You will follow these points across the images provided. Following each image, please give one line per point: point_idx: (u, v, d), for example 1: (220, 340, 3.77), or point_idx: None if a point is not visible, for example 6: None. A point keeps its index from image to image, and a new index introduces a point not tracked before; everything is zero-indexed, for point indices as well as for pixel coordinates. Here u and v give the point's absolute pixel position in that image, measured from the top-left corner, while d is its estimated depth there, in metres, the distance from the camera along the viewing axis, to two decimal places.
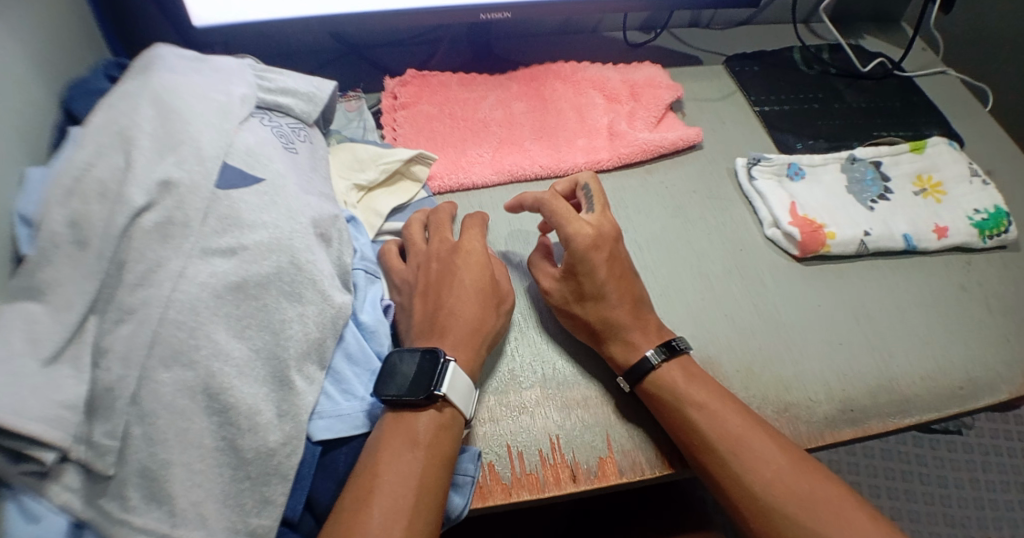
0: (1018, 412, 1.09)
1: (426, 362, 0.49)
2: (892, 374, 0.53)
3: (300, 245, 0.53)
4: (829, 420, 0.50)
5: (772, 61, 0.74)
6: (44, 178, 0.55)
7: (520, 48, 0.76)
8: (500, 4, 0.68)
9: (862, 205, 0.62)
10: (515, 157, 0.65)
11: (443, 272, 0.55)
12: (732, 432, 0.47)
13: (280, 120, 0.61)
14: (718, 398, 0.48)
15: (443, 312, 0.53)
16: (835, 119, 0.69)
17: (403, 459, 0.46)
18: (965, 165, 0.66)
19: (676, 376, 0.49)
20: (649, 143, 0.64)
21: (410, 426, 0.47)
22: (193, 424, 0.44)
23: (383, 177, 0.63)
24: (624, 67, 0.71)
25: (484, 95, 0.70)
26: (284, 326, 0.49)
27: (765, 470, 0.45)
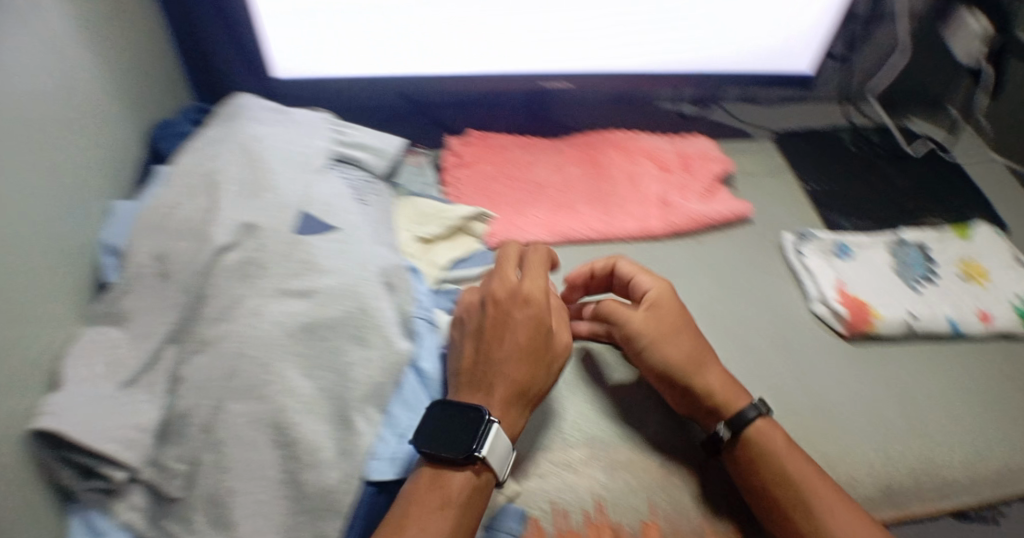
0: None
1: (466, 419, 0.50)
2: (932, 458, 0.54)
3: (369, 293, 0.55)
4: (868, 500, 0.51)
5: (822, 140, 0.76)
6: (132, 210, 0.60)
7: (577, 114, 0.79)
8: (558, 74, 0.72)
9: (908, 288, 0.64)
10: (569, 221, 0.67)
11: (503, 320, 0.55)
12: (792, 510, 0.49)
13: (353, 172, 0.66)
14: (795, 469, 0.50)
15: (491, 371, 0.53)
16: (882, 200, 0.71)
17: (431, 516, 0.47)
18: (1007, 251, 0.67)
19: (742, 458, 0.51)
20: (701, 214, 0.67)
21: (443, 486, 0.49)
22: (258, 457, 0.47)
23: (444, 231, 0.66)
24: (678, 139, 0.74)
25: (541, 158, 0.73)
26: (348, 368, 0.52)
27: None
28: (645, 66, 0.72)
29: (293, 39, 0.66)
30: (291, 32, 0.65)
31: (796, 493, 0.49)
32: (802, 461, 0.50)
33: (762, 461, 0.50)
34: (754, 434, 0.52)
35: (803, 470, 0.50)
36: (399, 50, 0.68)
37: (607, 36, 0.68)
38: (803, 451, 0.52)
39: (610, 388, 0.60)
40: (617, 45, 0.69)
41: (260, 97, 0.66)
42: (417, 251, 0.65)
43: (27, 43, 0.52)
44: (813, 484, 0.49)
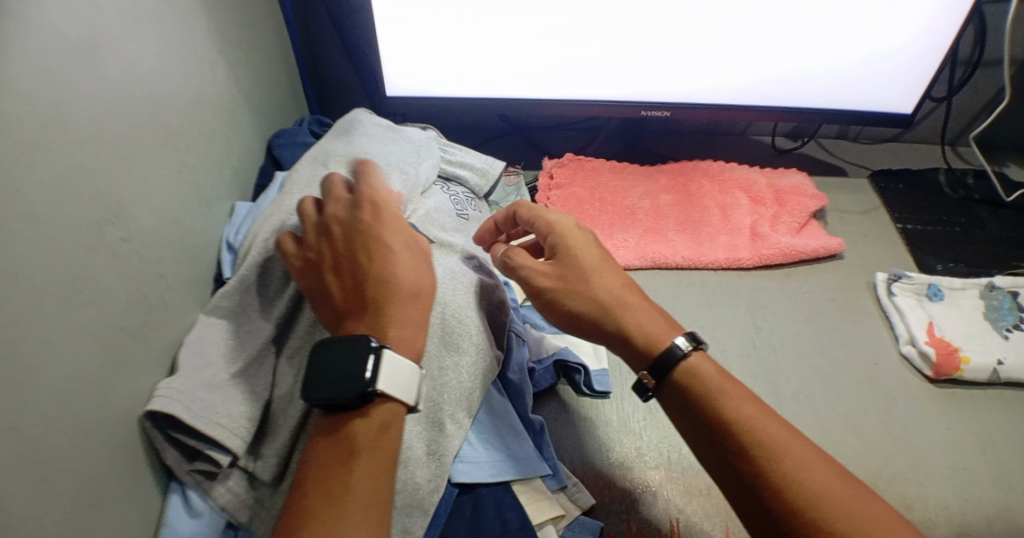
0: None
1: (353, 353, 0.43)
2: (1011, 507, 0.53)
3: (462, 301, 0.57)
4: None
5: (918, 182, 0.76)
6: (248, 213, 0.65)
7: (671, 142, 0.81)
8: (662, 104, 0.74)
9: (1001, 338, 0.63)
10: (658, 246, 0.69)
11: (376, 240, 0.49)
12: (745, 457, 0.42)
13: (458, 190, 0.69)
14: (732, 407, 0.44)
15: (367, 295, 0.47)
16: (976, 246, 0.70)
17: (337, 470, 0.41)
18: None
19: (680, 401, 0.46)
20: (792, 247, 0.68)
21: (348, 433, 0.43)
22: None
23: None
24: (772, 172, 0.75)
25: (633, 185, 0.74)
26: (441, 372, 0.54)
27: (788, 502, 0.40)
28: (742, 98, 0.74)
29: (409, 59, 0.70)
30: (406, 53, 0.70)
31: (739, 435, 0.43)
32: (735, 396, 0.45)
33: (701, 407, 0.45)
34: (686, 377, 0.46)
35: (745, 407, 0.44)
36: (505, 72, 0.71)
37: (644, 50, 0.69)
38: (737, 383, 0.46)
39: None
40: (717, 74, 0.71)
41: (374, 113, 0.70)
42: None
43: (180, 54, 0.57)
44: (758, 421, 0.43)
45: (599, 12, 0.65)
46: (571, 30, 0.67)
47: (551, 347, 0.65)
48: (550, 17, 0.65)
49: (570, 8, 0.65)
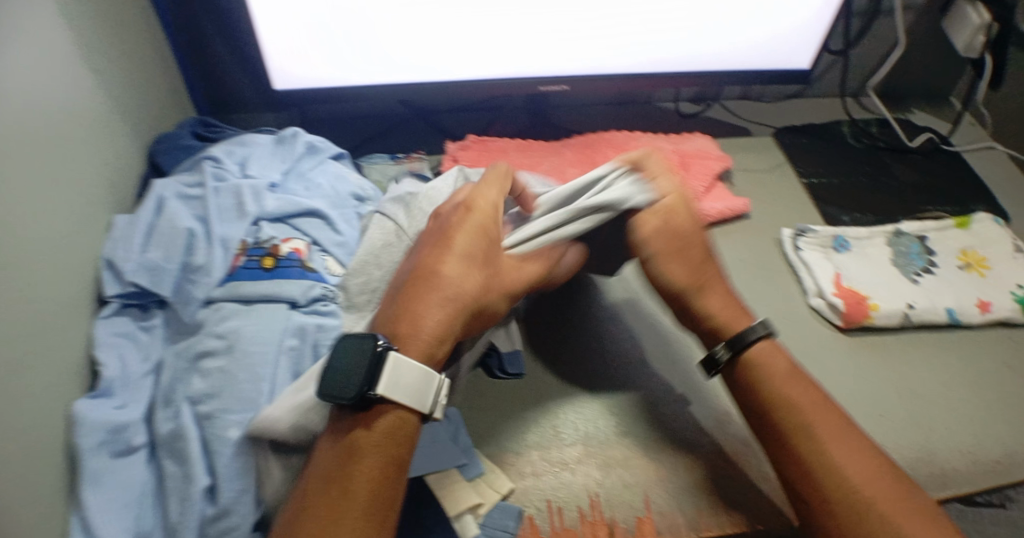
0: None
1: (361, 353, 0.44)
2: (930, 447, 0.53)
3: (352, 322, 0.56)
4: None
5: (823, 136, 0.75)
6: (128, 224, 0.59)
7: (577, 116, 0.78)
8: (559, 78, 0.72)
9: (911, 281, 0.63)
10: None
11: (456, 235, 0.50)
12: (790, 433, 0.48)
13: (343, 170, 0.68)
14: (795, 393, 0.49)
15: (434, 286, 0.48)
16: (884, 194, 0.69)
17: (347, 468, 0.43)
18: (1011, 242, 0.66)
19: (752, 377, 0.51)
20: (699, 211, 0.66)
21: (361, 434, 0.44)
22: (252, 460, 0.49)
23: None
24: (676, 137, 0.73)
25: (540, 162, 0.71)
26: None
27: (819, 472, 0.46)
28: (648, 66, 0.72)
29: (297, 49, 0.66)
30: (293, 44, 0.66)
31: (790, 413, 0.48)
32: (798, 380, 0.50)
33: (762, 383, 0.50)
34: (753, 360, 0.51)
35: (801, 394, 0.49)
36: (403, 55, 0.68)
37: (556, 26, 0.67)
38: (803, 373, 0.51)
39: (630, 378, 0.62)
40: (623, 47, 0.70)
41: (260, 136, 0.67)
42: None
43: (31, 56, 0.52)
44: (809, 405, 0.48)
45: (601, 11, 0.65)
46: (573, 31, 0.67)
47: None
48: (556, 18, 0.66)
49: (572, 7, 0.64)
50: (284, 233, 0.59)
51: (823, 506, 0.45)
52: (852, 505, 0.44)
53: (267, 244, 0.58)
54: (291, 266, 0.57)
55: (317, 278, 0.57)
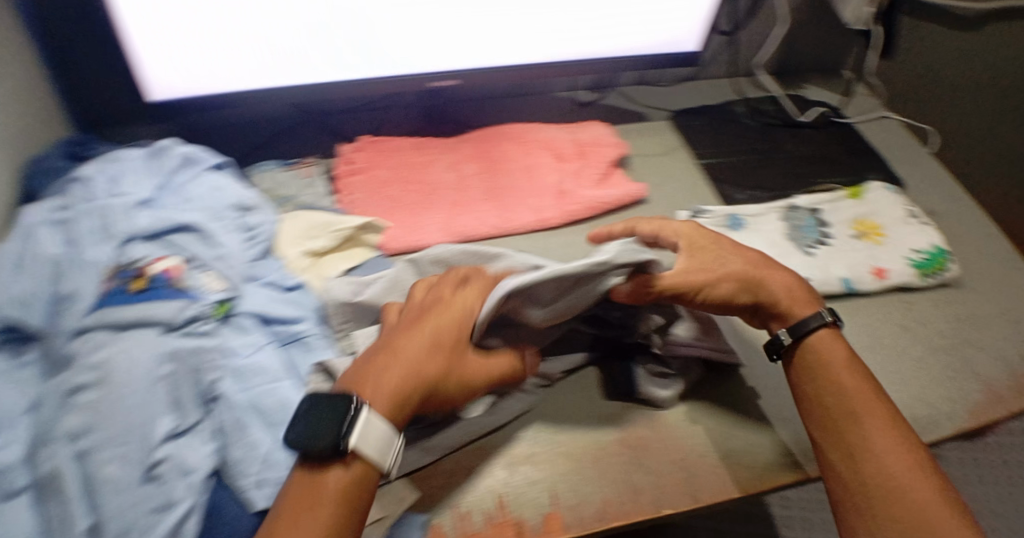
0: (982, 449, 1.08)
1: (333, 408, 0.44)
2: None
3: (236, 343, 0.55)
4: (767, 465, 0.53)
5: (716, 115, 0.75)
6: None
7: (473, 110, 0.77)
8: (447, 72, 0.71)
9: (804, 252, 0.63)
10: (465, 219, 0.65)
11: (431, 316, 0.51)
12: (839, 418, 0.50)
13: (222, 182, 0.65)
14: (843, 376, 0.52)
15: (396, 355, 0.48)
16: (777, 169, 0.70)
17: (316, 510, 0.42)
18: (902, 208, 0.68)
19: (812, 359, 0.53)
20: (596, 200, 0.65)
21: (319, 486, 0.43)
22: (130, 497, 0.46)
23: (335, 242, 0.65)
24: (573, 127, 0.72)
25: (436, 159, 0.71)
26: (233, 416, 0.51)
27: (860, 457, 0.48)
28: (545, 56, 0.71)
29: (194, 60, 0.64)
30: (187, 54, 0.63)
31: (843, 400, 0.51)
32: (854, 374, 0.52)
33: (817, 373, 0.53)
34: (809, 351, 0.54)
35: (852, 382, 0.52)
36: (305, 54, 0.66)
37: (444, 21, 0.66)
38: (859, 367, 0.53)
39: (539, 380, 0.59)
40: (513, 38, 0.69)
41: (132, 155, 0.65)
42: (305, 264, 0.64)
43: None
44: (857, 390, 0.51)
45: (601, 11, 0.67)
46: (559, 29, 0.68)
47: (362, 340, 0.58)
48: (556, 17, 0.67)
49: (570, 7, 0.66)
50: (158, 252, 0.58)
51: (857, 489, 0.47)
52: (886, 493, 0.46)
53: (138, 264, 0.56)
54: (161, 287, 0.55)
55: (189, 297, 0.55)
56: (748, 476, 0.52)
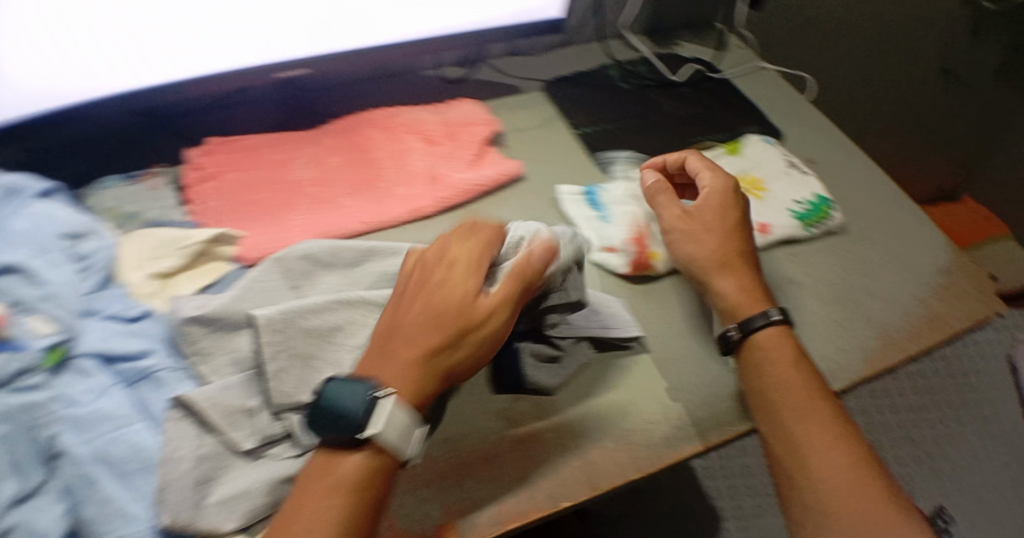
0: (886, 382, 1.14)
1: (354, 395, 0.42)
2: (724, 382, 0.53)
3: (77, 388, 0.49)
4: (667, 440, 0.49)
5: (591, 81, 0.72)
6: None
7: (337, 96, 0.72)
8: (296, 60, 0.64)
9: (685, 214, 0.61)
10: (331, 217, 0.60)
11: (426, 285, 0.48)
12: (788, 418, 0.50)
13: (44, 208, 0.58)
14: (788, 377, 0.51)
15: (396, 339, 0.45)
16: (655, 132, 0.68)
17: (324, 503, 0.40)
18: (780, 157, 0.67)
19: (759, 358, 0.52)
20: (467, 182, 0.62)
21: (331, 473, 0.42)
22: None
23: (183, 260, 0.58)
24: (441, 106, 0.68)
25: (296, 154, 0.65)
26: (83, 469, 0.45)
27: (807, 456, 0.49)
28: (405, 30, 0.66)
29: (58, 69, 0.54)
30: (47, 64, 0.53)
31: (791, 399, 0.50)
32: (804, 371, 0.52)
33: (765, 374, 0.52)
34: (758, 349, 0.53)
35: (800, 381, 0.51)
36: (158, 49, 0.57)
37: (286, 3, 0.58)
38: (806, 365, 0.52)
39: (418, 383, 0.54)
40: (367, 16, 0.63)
41: None
42: (153, 289, 0.57)
43: None
44: (799, 392, 0.51)
45: None
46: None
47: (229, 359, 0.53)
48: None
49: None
50: None
51: (803, 486, 0.48)
52: (830, 492, 0.47)
53: None
54: None
55: (12, 348, 0.49)
56: (644, 455, 0.48)
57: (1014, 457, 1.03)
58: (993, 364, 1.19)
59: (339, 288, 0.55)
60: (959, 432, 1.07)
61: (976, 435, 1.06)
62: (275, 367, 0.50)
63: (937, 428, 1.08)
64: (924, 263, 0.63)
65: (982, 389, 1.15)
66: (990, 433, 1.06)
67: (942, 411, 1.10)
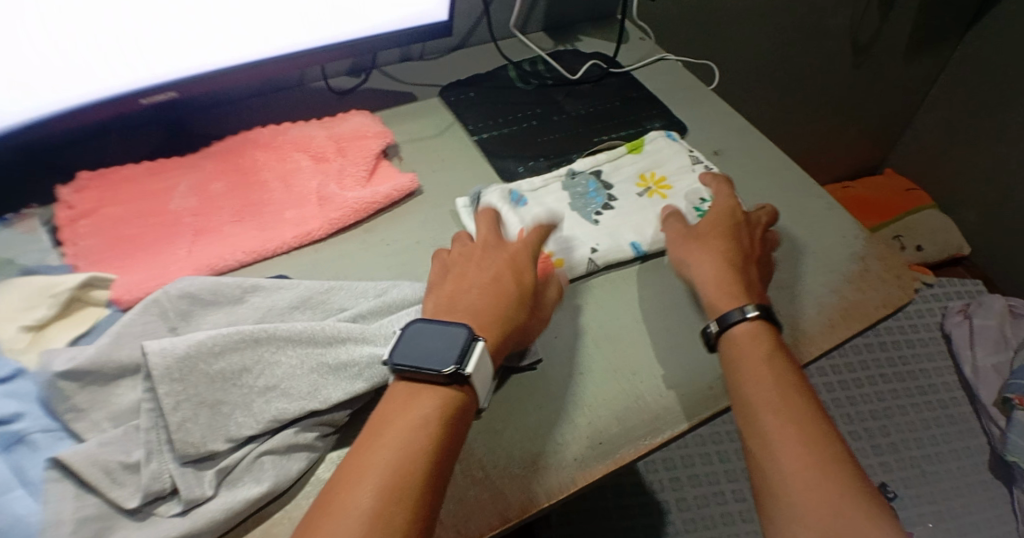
0: (822, 364, 1.17)
1: (453, 337, 0.44)
2: (640, 393, 0.50)
3: None
4: (579, 461, 0.46)
5: (488, 84, 0.71)
6: None
7: (216, 117, 0.67)
8: (161, 84, 0.57)
9: (588, 221, 0.60)
10: (213, 248, 0.55)
11: (483, 259, 0.52)
12: (760, 413, 0.45)
13: None
14: (765, 368, 0.47)
15: (474, 296, 0.48)
16: (556, 132, 0.67)
17: (412, 429, 0.41)
18: (686, 154, 0.65)
19: (739, 345, 0.49)
20: (362, 201, 0.59)
21: (412, 408, 0.43)
22: None
23: (57, 309, 0.51)
24: (330, 121, 0.65)
25: (175, 184, 0.60)
26: None
27: (779, 453, 0.43)
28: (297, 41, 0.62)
29: (29, 66, 0.50)
30: (18, 60, 0.49)
31: (764, 393, 0.46)
32: (780, 366, 0.48)
33: (742, 363, 0.48)
34: (733, 342, 0.49)
35: (772, 376, 0.47)
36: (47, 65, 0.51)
37: (171, 16, 0.53)
38: (785, 361, 0.48)
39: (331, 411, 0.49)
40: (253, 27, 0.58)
41: None
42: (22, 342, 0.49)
43: None
44: (779, 384, 0.46)
45: None
46: None
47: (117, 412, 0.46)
48: None
49: None
50: None
51: (773, 486, 0.43)
52: (801, 491, 0.41)
53: None
54: None
55: None
56: (553, 481, 0.45)
57: (953, 428, 1.07)
58: (928, 336, 1.21)
59: (222, 327, 0.50)
60: (900, 408, 1.10)
61: (913, 407, 1.10)
62: (178, 418, 0.44)
63: (875, 403, 1.10)
64: (839, 251, 0.62)
65: (919, 362, 1.17)
66: (928, 404, 1.10)
67: (877, 384, 1.13)
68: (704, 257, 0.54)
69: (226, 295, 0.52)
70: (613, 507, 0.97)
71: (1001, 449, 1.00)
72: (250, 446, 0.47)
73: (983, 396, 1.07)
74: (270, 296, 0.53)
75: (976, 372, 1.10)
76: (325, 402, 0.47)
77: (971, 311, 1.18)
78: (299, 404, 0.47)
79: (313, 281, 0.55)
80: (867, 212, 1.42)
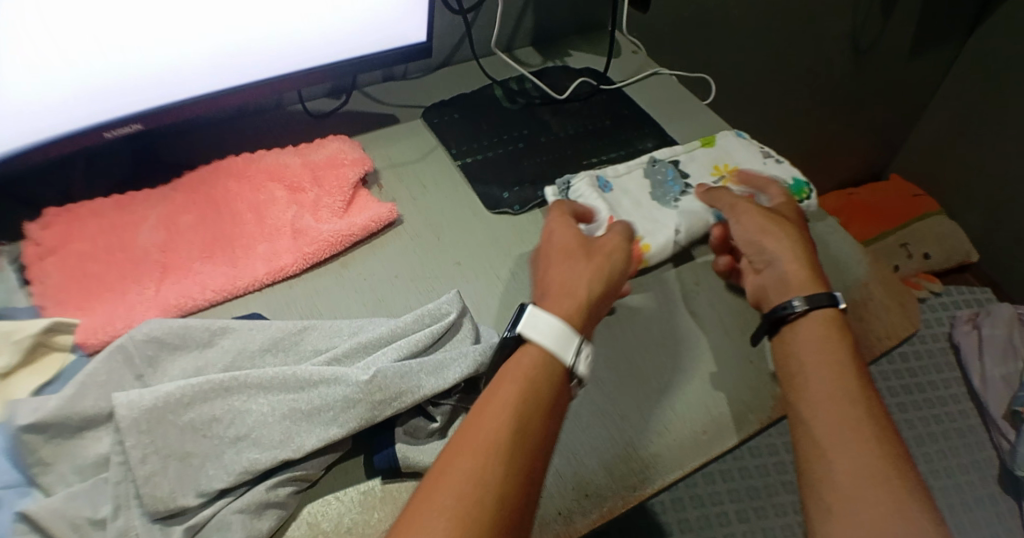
0: None
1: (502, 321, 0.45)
2: (630, 439, 0.48)
3: None
4: (564, 515, 0.43)
5: (473, 104, 0.69)
6: None
7: (187, 145, 0.65)
8: (124, 116, 0.54)
9: (657, 202, 0.61)
10: (182, 287, 0.53)
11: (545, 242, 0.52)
12: (826, 403, 0.44)
13: None
14: (834, 358, 0.46)
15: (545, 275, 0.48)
16: (544, 154, 0.65)
17: (512, 412, 0.38)
18: (757, 150, 0.66)
19: (808, 331, 0.48)
20: (337, 233, 0.56)
21: (509, 389, 0.40)
22: None
23: (17, 356, 0.45)
24: (305, 147, 0.62)
25: (145, 217, 0.57)
26: None
27: (848, 444, 0.42)
28: (273, 65, 0.59)
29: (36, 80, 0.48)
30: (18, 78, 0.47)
31: (833, 386, 0.45)
32: (851, 360, 0.46)
33: (808, 352, 0.47)
34: (803, 326, 0.48)
35: (840, 366, 0.46)
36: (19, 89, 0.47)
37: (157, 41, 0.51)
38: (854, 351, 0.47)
39: (310, 460, 0.45)
40: (242, 51, 0.56)
41: None
42: None
43: None
44: (843, 377, 0.45)
45: None
46: None
47: (84, 465, 0.42)
48: None
49: None
50: None
51: (828, 473, 0.42)
52: (862, 479, 0.40)
53: None
54: None
55: None
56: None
57: (960, 441, 1.05)
58: (937, 346, 1.18)
59: (189, 375, 0.46)
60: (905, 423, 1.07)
61: (919, 421, 1.07)
62: (145, 471, 0.41)
63: None
64: (841, 278, 0.59)
65: (926, 374, 1.14)
66: (935, 418, 1.08)
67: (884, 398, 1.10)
68: (790, 238, 0.52)
69: (195, 333, 0.48)
70: (612, 532, 0.93)
71: (1009, 463, 0.97)
72: (222, 501, 0.43)
73: (992, 409, 1.04)
74: (241, 337, 0.49)
75: (985, 385, 1.07)
76: (298, 450, 0.44)
77: (980, 320, 1.15)
78: (273, 455, 0.43)
79: (288, 320, 0.51)
80: (871, 215, 1.39)
